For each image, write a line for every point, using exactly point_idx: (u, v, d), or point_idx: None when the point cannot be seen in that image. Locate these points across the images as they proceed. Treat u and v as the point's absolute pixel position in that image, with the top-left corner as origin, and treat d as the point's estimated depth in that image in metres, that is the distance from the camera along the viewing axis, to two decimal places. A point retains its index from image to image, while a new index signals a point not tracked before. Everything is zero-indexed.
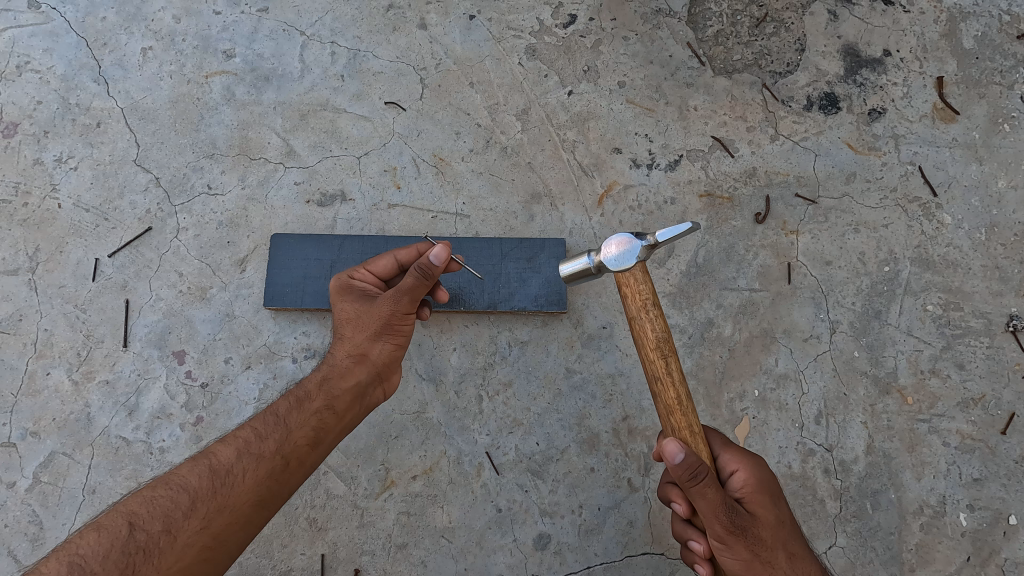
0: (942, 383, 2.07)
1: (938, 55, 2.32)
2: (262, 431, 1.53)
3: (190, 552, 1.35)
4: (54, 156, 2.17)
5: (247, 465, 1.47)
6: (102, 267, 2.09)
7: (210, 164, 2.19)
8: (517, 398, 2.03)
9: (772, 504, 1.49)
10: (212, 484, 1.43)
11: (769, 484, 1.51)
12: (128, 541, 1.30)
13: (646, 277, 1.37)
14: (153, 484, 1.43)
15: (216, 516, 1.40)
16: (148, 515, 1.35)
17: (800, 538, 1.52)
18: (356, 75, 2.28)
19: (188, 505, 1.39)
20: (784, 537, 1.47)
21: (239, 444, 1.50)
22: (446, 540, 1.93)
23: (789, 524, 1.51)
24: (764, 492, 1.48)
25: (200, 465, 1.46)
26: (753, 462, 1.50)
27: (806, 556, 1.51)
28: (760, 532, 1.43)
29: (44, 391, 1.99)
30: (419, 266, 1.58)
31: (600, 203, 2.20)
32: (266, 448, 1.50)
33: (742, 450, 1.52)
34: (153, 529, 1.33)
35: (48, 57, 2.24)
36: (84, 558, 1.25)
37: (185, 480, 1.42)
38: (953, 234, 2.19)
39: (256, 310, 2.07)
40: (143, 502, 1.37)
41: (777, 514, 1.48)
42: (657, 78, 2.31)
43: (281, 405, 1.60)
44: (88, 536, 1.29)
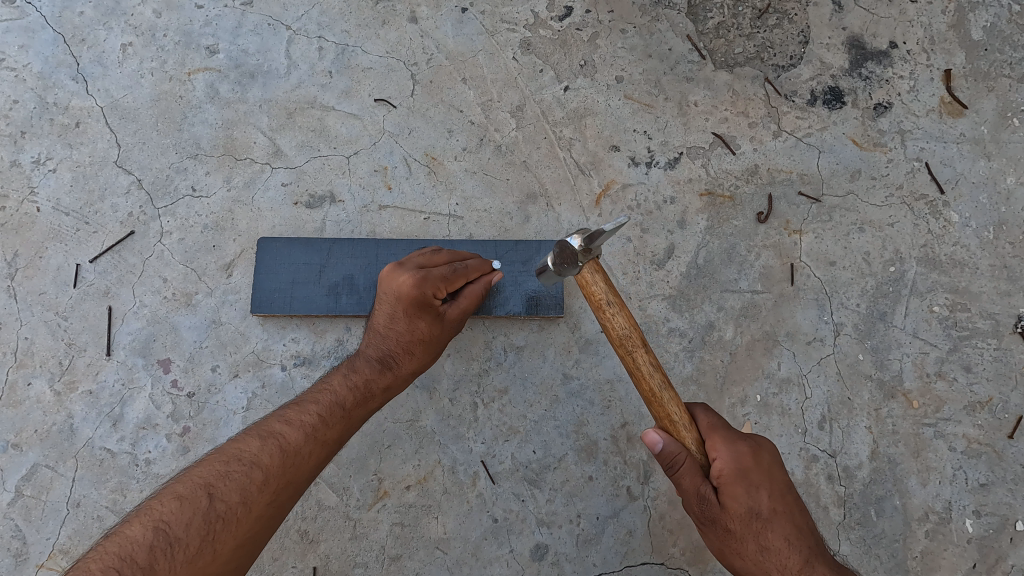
0: (948, 386, 2.03)
1: (946, 47, 2.25)
2: (327, 419, 1.57)
3: (261, 524, 1.36)
4: (32, 157, 2.10)
5: (314, 449, 1.50)
6: (84, 272, 2.02)
7: (194, 165, 2.11)
8: (513, 405, 1.98)
9: (748, 495, 1.35)
10: (281, 462, 1.43)
11: (750, 475, 1.36)
12: (208, 511, 1.29)
13: (600, 271, 1.33)
14: (222, 454, 1.41)
15: (285, 492, 1.42)
16: (226, 487, 1.34)
17: (791, 534, 1.36)
18: (345, 71, 2.20)
19: (262, 481, 1.38)
20: (761, 531, 1.35)
21: (306, 426, 1.52)
22: (441, 551, 1.89)
23: (776, 517, 1.36)
24: (740, 483, 1.35)
25: (269, 442, 1.45)
26: (733, 450, 1.37)
27: (798, 553, 1.35)
28: (729, 523, 1.37)
29: (25, 402, 1.93)
30: (484, 287, 1.79)
31: (598, 203, 2.14)
32: (331, 435, 1.55)
33: (724, 437, 1.38)
34: (231, 500, 1.33)
35: (23, 55, 2.16)
36: (169, 523, 1.25)
37: (257, 457, 1.40)
38: (960, 232, 2.13)
39: (244, 316, 2.01)
40: (218, 472, 1.36)
41: (756, 507, 1.35)
42: (655, 72, 2.23)
43: (344, 396, 1.63)
44: (170, 504, 1.28)
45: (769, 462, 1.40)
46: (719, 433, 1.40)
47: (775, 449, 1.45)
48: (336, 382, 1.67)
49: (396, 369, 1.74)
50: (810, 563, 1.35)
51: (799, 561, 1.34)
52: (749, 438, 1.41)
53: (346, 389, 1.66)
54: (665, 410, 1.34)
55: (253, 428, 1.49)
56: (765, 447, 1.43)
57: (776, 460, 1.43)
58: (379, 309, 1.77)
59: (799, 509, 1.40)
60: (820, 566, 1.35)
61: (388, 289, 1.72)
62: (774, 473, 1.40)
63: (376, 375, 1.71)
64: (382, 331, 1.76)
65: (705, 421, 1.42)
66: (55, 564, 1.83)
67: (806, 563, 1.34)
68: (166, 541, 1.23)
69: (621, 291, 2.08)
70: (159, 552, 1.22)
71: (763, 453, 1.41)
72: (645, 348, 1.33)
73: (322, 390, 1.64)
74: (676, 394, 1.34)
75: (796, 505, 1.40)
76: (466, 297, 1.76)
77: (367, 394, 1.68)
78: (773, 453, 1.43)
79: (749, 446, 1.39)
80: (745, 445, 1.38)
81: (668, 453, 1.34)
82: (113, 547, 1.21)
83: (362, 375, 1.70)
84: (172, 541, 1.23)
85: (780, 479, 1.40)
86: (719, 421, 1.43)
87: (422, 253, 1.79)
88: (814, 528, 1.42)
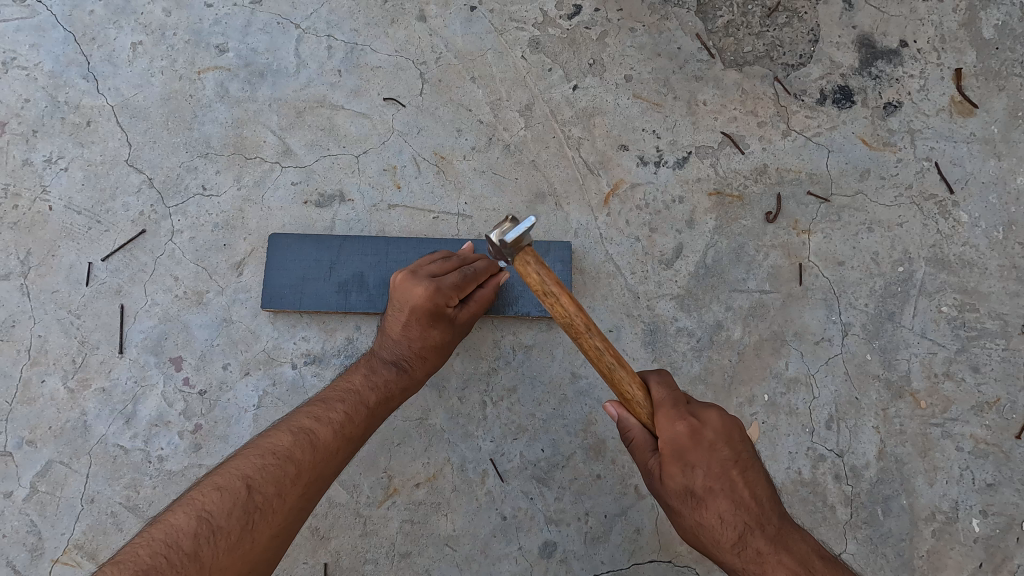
0: (956, 386, 2.03)
1: (957, 46, 2.24)
2: (353, 417, 1.61)
3: (293, 515, 1.40)
4: (44, 156, 2.11)
5: (341, 444, 1.55)
6: (96, 271, 2.04)
7: (205, 164, 2.12)
8: (522, 403, 1.99)
9: (684, 474, 1.35)
10: (312, 456, 1.47)
11: (686, 454, 1.34)
12: (248, 501, 1.33)
13: (534, 258, 1.26)
14: (256, 449, 1.45)
15: (315, 485, 1.46)
16: (263, 478, 1.38)
17: (726, 511, 1.34)
18: (354, 70, 2.20)
19: (295, 473, 1.42)
20: (695, 507, 1.36)
21: (335, 423, 1.56)
22: (450, 548, 1.90)
23: (711, 495, 1.35)
24: (676, 463, 1.35)
25: (299, 436, 1.49)
26: (672, 432, 1.34)
27: (732, 530, 1.35)
28: (667, 496, 1.39)
29: (39, 399, 1.95)
30: (490, 289, 1.80)
31: (606, 203, 2.14)
32: (356, 431, 1.60)
33: (667, 417, 1.35)
34: (268, 491, 1.37)
35: (34, 53, 2.16)
36: (211, 513, 1.29)
37: (290, 451, 1.45)
38: (970, 232, 2.12)
39: (255, 314, 2.03)
40: (254, 465, 1.40)
41: (691, 485, 1.35)
42: (665, 71, 2.23)
43: (366, 396, 1.67)
44: (211, 495, 1.32)
45: (712, 441, 1.36)
46: (664, 410, 1.36)
47: (729, 423, 1.39)
48: (357, 383, 1.69)
49: (410, 372, 1.76)
50: (744, 539, 1.35)
51: (732, 537, 1.35)
52: (694, 416, 1.36)
53: (368, 389, 1.68)
54: (618, 391, 1.35)
55: (282, 423, 1.54)
56: (712, 424, 1.37)
57: (725, 436, 1.38)
58: (392, 314, 1.78)
59: (743, 484, 1.37)
60: (756, 542, 1.35)
61: (401, 296, 1.73)
62: (715, 451, 1.35)
63: (392, 377, 1.73)
64: (394, 335, 1.77)
65: (655, 397, 1.38)
66: (71, 559, 1.86)
67: (740, 539, 1.35)
68: (208, 529, 1.27)
69: (629, 290, 2.09)
70: (203, 539, 1.25)
71: (706, 431, 1.36)
72: (594, 333, 1.28)
73: (345, 389, 1.67)
74: (629, 376, 1.32)
75: (740, 480, 1.37)
76: (476, 301, 1.79)
77: (387, 396, 1.71)
78: (721, 429, 1.37)
79: (690, 425, 1.35)
80: (685, 425, 1.35)
81: (623, 425, 1.43)
82: (158, 535, 1.25)
83: (380, 376, 1.72)
84: (215, 530, 1.27)
85: (723, 457, 1.36)
86: (671, 395, 1.38)
87: (432, 261, 1.80)
88: (762, 500, 1.38)
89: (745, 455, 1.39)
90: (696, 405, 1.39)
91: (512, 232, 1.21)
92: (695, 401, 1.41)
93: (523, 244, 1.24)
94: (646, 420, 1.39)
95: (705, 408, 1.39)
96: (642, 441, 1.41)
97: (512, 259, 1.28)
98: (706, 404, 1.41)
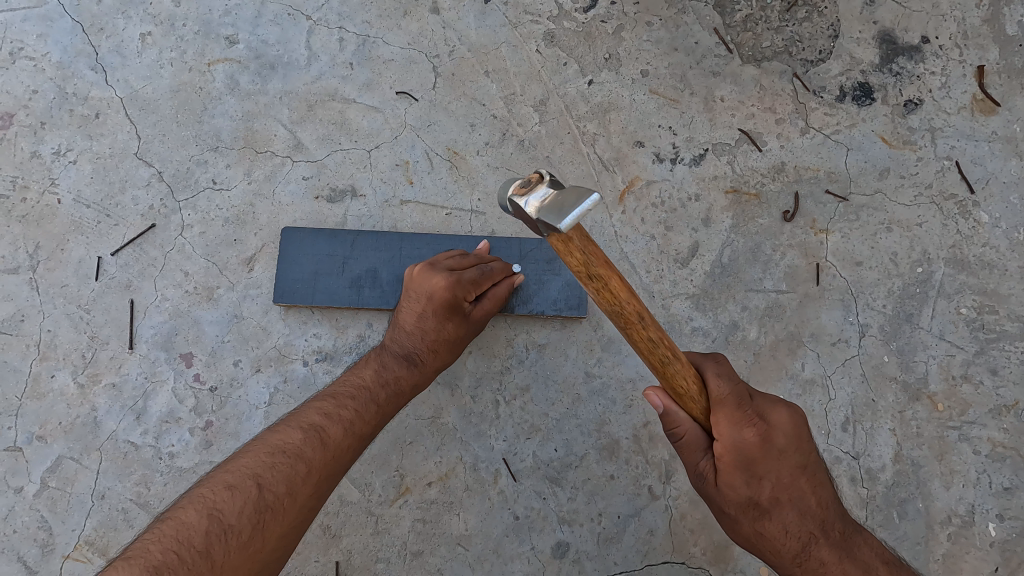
0: (974, 389, 2.00)
1: (980, 42, 2.19)
2: (362, 414, 1.59)
3: (303, 513, 1.39)
4: (51, 149, 2.08)
5: (351, 443, 1.53)
6: (106, 265, 2.02)
7: (215, 157, 2.10)
8: (535, 403, 1.97)
9: (748, 486, 1.36)
10: (322, 455, 1.45)
11: (754, 465, 1.35)
12: (258, 500, 1.32)
13: (582, 238, 1.09)
14: (265, 446, 1.43)
15: (325, 484, 1.45)
16: (273, 477, 1.36)
17: (792, 521, 1.37)
18: (366, 63, 2.17)
19: (305, 472, 1.40)
20: (758, 517, 1.38)
21: (344, 421, 1.54)
22: (462, 548, 1.89)
23: (777, 506, 1.37)
24: (741, 473, 1.36)
25: (309, 434, 1.47)
26: (738, 437, 1.33)
27: (796, 539, 1.38)
28: (728, 503, 1.40)
29: (49, 394, 1.94)
30: (504, 288, 1.81)
31: (622, 200, 2.11)
32: (366, 429, 1.58)
33: (730, 422, 1.33)
34: (279, 490, 1.35)
35: (41, 44, 2.13)
36: (222, 511, 1.28)
37: (301, 450, 1.43)
38: (990, 233, 2.09)
39: (266, 310, 2.01)
40: (264, 463, 1.38)
41: (755, 495, 1.37)
42: (681, 66, 2.19)
43: (377, 392, 1.65)
44: (222, 493, 1.30)
45: (781, 447, 1.36)
46: (725, 411, 1.33)
47: (798, 426, 1.39)
48: (369, 378, 1.67)
49: (422, 366, 1.74)
50: (807, 548, 1.38)
51: (795, 547, 1.38)
52: (761, 420, 1.35)
53: (379, 385, 1.66)
54: (674, 386, 1.30)
55: (291, 419, 1.51)
56: (778, 429, 1.37)
57: (794, 442, 1.38)
58: (407, 307, 1.78)
59: (811, 491, 1.39)
60: (819, 550, 1.38)
61: (419, 288, 1.74)
62: (783, 459, 1.36)
63: (403, 372, 1.71)
64: (408, 328, 1.76)
65: (715, 394, 1.33)
66: (81, 555, 1.85)
67: (804, 546, 1.38)
68: (220, 528, 1.25)
69: (644, 290, 2.06)
70: (214, 537, 1.24)
71: (776, 438, 1.36)
72: (648, 324, 1.18)
73: (356, 385, 1.65)
74: (684, 370, 1.27)
75: (807, 487, 1.39)
76: (490, 299, 1.80)
77: (397, 391, 1.69)
78: (790, 434, 1.37)
79: (757, 433, 1.34)
80: (752, 432, 1.34)
81: (672, 420, 1.40)
82: (169, 531, 1.23)
83: (391, 371, 1.70)
84: (226, 528, 1.26)
85: (792, 465, 1.37)
86: (733, 391, 1.34)
87: (450, 257, 1.82)
88: (827, 505, 1.41)
89: (813, 460, 1.40)
90: (763, 405, 1.38)
91: (567, 215, 1.02)
92: (763, 402, 1.39)
93: (568, 221, 1.08)
94: (703, 419, 1.38)
95: (774, 410, 1.39)
96: (693, 441, 1.41)
97: (547, 235, 1.12)
98: (772, 404, 1.40)
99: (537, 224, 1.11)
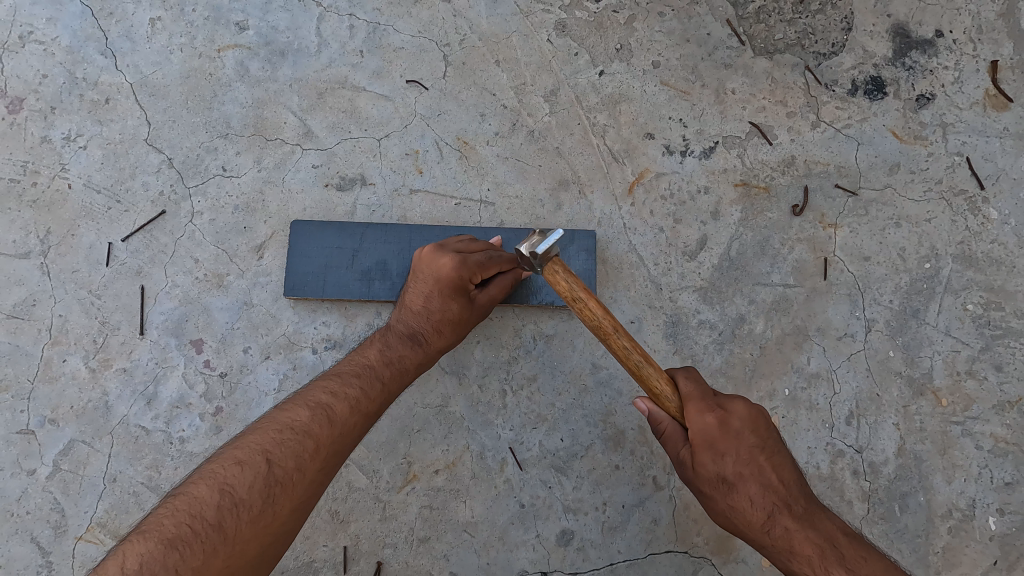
0: (978, 385, 2.02)
1: (994, 37, 2.18)
2: (369, 393, 1.59)
3: (312, 489, 1.39)
4: (62, 134, 2.08)
5: (358, 420, 1.53)
6: (116, 251, 2.03)
7: (224, 144, 2.10)
8: (542, 393, 1.99)
9: (715, 462, 1.38)
10: (330, 431, 1.45)
11: (716, 444, 1.37)
12: (268, 475, 1.33)
13: (561, 266, 1.30)
14: (274, 423, 1.44)
15: (334, 460, 1.45)
16: (282, 453, 1.37)
17: (757, 494, 1.37)
18: (377, 51, 2.16)
19: (314, 449, 1.41)
20: (727, 492, 1.39)
21: (351, 398, 1.54)
22: (468, 534, 1.92)
23: (742, 480, 1.38)
24: (706, 451, 1.38)
25: (316, 412, 1.47)
26: (701, 423, 1.37)
27: (762, 510, 1.37)
28: (700, 483, 1.42)
29: (61, 378, 1.96)
30: (509, 278, 1.83)
31: (631, 191, 2.11)
32: (372, 406, 1.57)
33: (695, 409, 1.38)
34: (288, 465, 1.36)
35: (51, 28, 2.13)
36: (233, 486, 1.29)
37: (308, 426, 1.43)
38: (999, 230, 2.09)
39: (276, 298, 2.02)
40: (273, 439, 1.39)
41: (722, 472, 1.38)
42: (693, 58, 2.18)
43: (382, 370, 1.66)
44: (232, 469, 1.32)
45: (739, 429, 1.38)
46: (692, 403, 1.39)
47: (755, 410, 1.41)
48: (372, 358, 1.68)
49: (426, 346, 1.76)
50: (773, 518, 1.37)
51: (760, 517, 1.37)
52: (722, 407, 1.39)
53: (383, 364, 1.67)
54: (649, 388, 1.39)
55: (298, 397, 1.52)
56: (738, 413, 1.39)
57: (751, 424, 1.40)
58: (414, 287, 1.79)
59: (771, 466, 1.39)
60: (783, 520, 1.37)
61: (427, 267, 1.75)
62: (743, 439, 1.39)
63: (408, 352, 1.73)
64: (415, 308, 1.78)
65: (682, 390, 1.41)
66: (94, 537, 1.88)
67: (770, 519, 1.37)
68: (231, 502, 1.27)
69: (652, 282, 2.07)
70: (226, 511, 1.26)
71: (734, 421, 1.38)
72: (622, 334, 1.30)
73: (360, 363, 1.66)
74: (656, 373, 1.36)
75: (769, 463, 1.39)
76: (496, 286, 1.81)
77: (401, 369, 1.69)
78: (747, 417, 1.40)
79: (718, 417, 1.37)
80: (715, 417, 1.37)
81: (654, 420, 1.48)
82: (182, 505, 1.26)
83: (395, 351, 1.71)
84: (237, 503, 1.28)
85: (751, 443, 1.39)
86: (698, 387, 1.41)
87: (460, 239, 1.83)
88: (790, 481, 1.40)
89: (773, 440, 1.41)
90: (723, 395, 1.41)
91: (543, 243, 1.28)
92: (724, 392, 1.42)
93: (552, 255, 1.30)
94: (676, 413, 1.43)
95: (732, 398, 1.41)
96: (674, 433, 1.46)
97: (538, 267, 1.32)
98: (734, 394, 1.43)
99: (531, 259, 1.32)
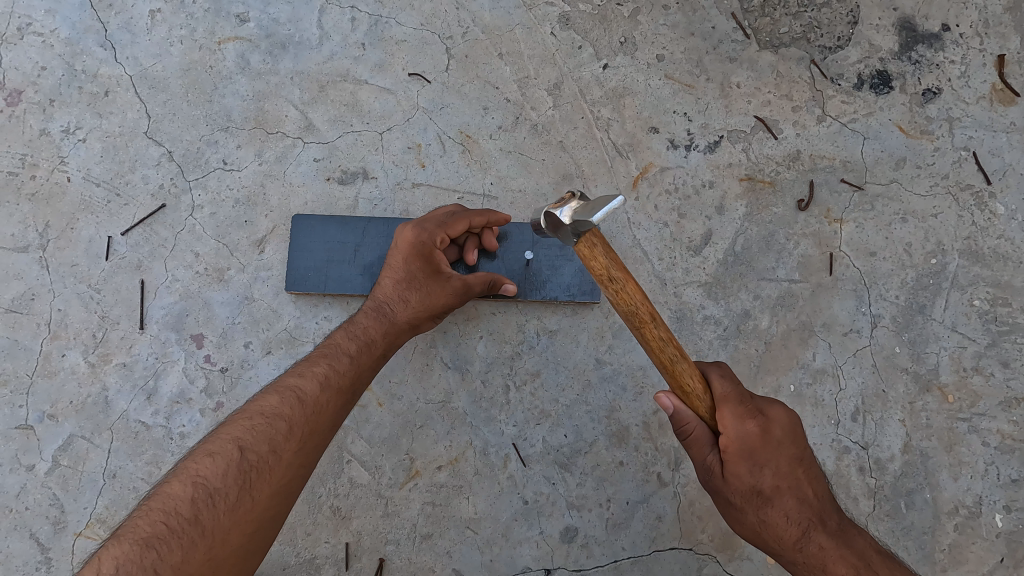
0: (984, 381, 2.00)
1: (1001, 31, 2.16)
2: (337, 368, 1.56)
3: (292, 471, 1.38)
4: (61, 126, 2.06)
5: (330, 397, 1.51)
6: (115, 245, 2.01)
7: (225, 137, 2.08)
8: (545, 389, 1.97)
9: (752, 474, 1.37)
10: (302, 411, 1.44)
11: (755, 454, 1.36)
12: (241, 461, 1.31)
13: (600, 241, 1.19)
14: (245, 413, 1.42)
15: (309, 440, 1.44)
16: (254, 438, 1.35)
17: (793, 509, 1.38)
18: (378, 44, 2.14)
19: (287, 430, 1.40)
20: (761, 506, 1.38)
21: (319, 376, 1.52)
22: (471, 531, 1.90)
23: (778, 494, 1.37)
24: (744, 462, 1.36)
25: (286, 395, 1.45)
26: (741, 430, 1.35)
27: (797, 526, 1.37)
28: (732, 494, 1.41)
29: (60, 372, 1.94)
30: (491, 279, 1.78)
31: (635, 186, 2.09)
32: (343, 381, 1.55)
33: (733, 414, 1.35)
34: (261, 450, 1.34)
35: (50, 19, 2.10)
36: (206, 478, 1.28)
37: (277, 409, 1.42)
38: (1005, 225, 2.08)
39: (277, 293, 2.00)
40: (244, 427, 1.37)
41: (759, 484, 1.37)
42: (697, 51, 2.16)
43: (347, 345, 1.63)
44: (204, 461, 1.30)
45: (780, 439, 1.38)
46: (730, 408, 1.35)
47: (794, 421, 1.41)
48: (338, 335, 1.66)
49: (393, 317, 1.71)
50: (808, 534, 1.38)
51: (795, 533, 1.38)
52: (762, 415, 1.37)
53: (348, 339, 1.64)
54: (679, 383, 1.31)
55: (270, 386, 1.50)
56: (778, 422, 1.38)
57: (791, 435, 1.40)
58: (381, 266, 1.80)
59: (808, 481, 1.40)
60: (819, 537, 1.37)
61: (393, 243, 1.76)
62: (783, 450, 1.37)
63: (372, 323, 1.69)
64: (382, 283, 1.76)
65: (719, 391, 1.35)
66: (93, 533, 1.86)
67: (804, 534, 1.37)
68: (205, 493, 1.26)
69: (656, 277, 2.05)
70: (201, 503, 1.24)
71: (774, 430, 1.37)
72: (659, 324, 1.23)
73: (327, 343, 1.64)
74: (690, 367, 1.28)
75: (805, 477, 1.40)
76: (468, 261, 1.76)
77: (367, 341, 1.66)
78: (788, 426, 1.39)
79: (759, 425, 1.36)
80: (754, 424, 1.35)
81: (680, 418, 1.39)
82: (157, 505, 1.24)
83: (360, 325, 1.68)
84: (211, 493, 1.26)
85: (790, 455, 1.38)
86: (735, 389, 1.37)
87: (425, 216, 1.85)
88: (823, 495, 1.42)
89: (809, 453, 1.41)
90: (761, 401, 1.40)
91: (597, 211, 1.13)
92: (760, 397, 1.41)
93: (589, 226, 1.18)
94: (707, 415, 1.37)
95: (770, 405, 1.40)
96: (701, 437, 1.40)
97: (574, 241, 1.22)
98: (770, 400, 1.42)
99: (569, 228, 1.21)
